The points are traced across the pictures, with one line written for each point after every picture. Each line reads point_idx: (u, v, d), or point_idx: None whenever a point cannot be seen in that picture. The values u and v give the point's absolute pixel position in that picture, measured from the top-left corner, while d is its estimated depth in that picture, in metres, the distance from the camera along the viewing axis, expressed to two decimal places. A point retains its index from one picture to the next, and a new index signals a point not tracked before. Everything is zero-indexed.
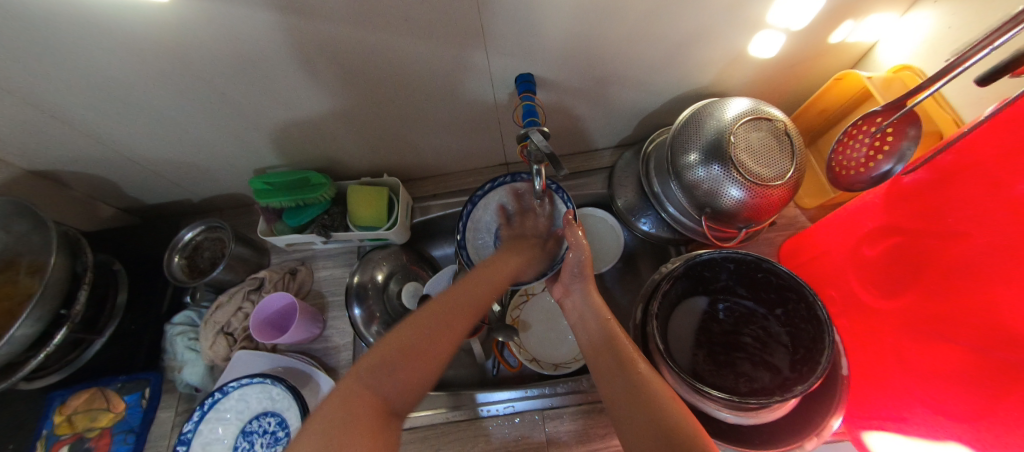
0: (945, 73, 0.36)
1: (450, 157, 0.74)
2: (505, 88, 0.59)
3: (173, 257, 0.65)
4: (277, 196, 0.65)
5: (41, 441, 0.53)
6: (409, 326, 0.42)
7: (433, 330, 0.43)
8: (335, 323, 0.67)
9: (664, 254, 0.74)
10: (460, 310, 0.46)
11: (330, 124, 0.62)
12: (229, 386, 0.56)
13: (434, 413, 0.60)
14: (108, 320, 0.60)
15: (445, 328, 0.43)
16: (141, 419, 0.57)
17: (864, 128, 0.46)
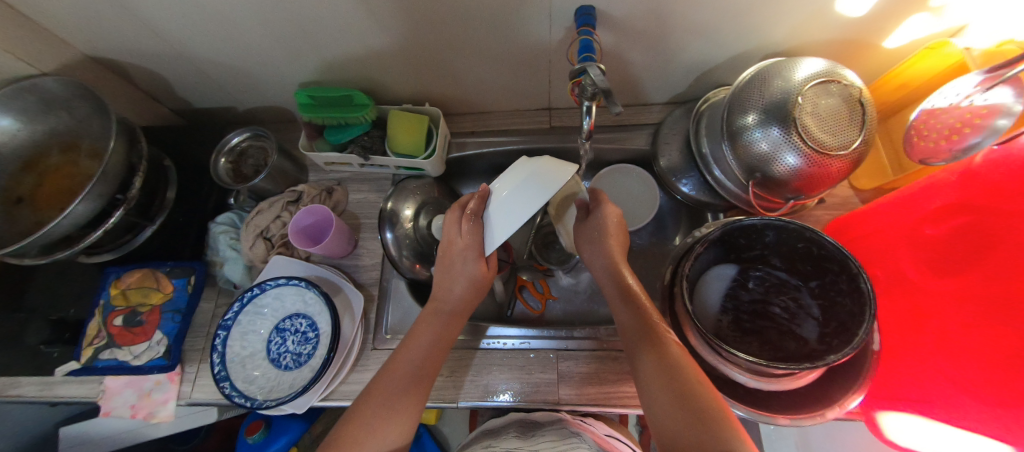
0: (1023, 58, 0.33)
1: (493, 94, 0.72)
2: (563, 23, 0.56)
3: (220, 159, 0.67)
4: (321, 112, 0.66)
5: (99, 308, 0.58)
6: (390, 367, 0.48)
7: (416, 377, 0.47)
8: (366, 243, 0.69)
9: (699, 218, 0.73)
10: (436, 345, 0.50)
11: (379, 46, 0.61)
12: (267, 283, 0.59)
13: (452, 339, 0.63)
14: (159, 210, 0.63)
15: (425, 359, 0.49)
16: (186, 302, 0.60)
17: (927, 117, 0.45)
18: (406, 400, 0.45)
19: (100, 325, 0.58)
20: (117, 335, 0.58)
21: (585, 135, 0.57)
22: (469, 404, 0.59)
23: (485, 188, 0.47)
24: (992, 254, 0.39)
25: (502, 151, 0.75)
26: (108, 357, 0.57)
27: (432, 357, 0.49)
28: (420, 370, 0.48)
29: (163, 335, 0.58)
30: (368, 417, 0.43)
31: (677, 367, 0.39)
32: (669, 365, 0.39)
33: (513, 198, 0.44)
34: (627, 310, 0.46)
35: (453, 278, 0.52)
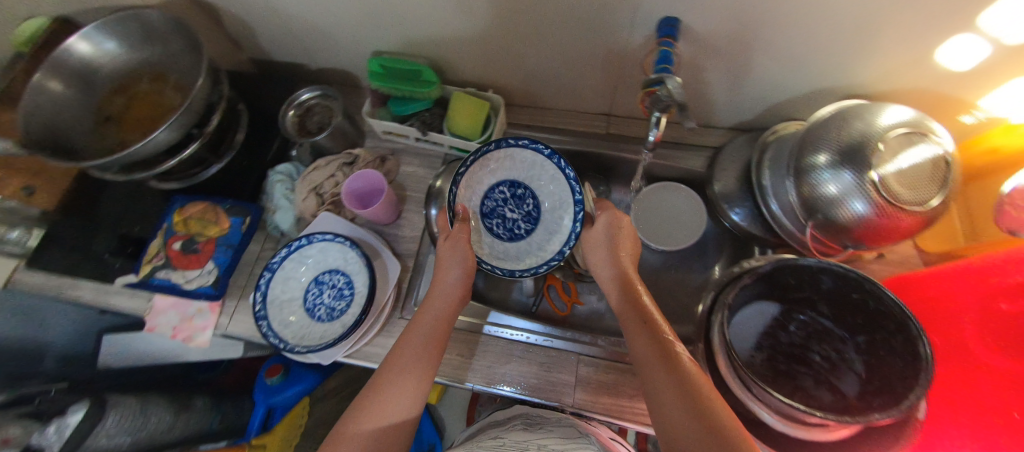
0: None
1: (556, 91, 0.72)
2: (644, 31, 0.55)
3: (288, 111, 0.70)
4: (390, 82, 0.68)
5: (162, 231, 0.63)
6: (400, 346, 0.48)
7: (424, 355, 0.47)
8: (409, 215, 0.71)
9: (744, 250, 0.71)
10: (440, 324, 0.51)
11: (458, 28, 0.62)
12: (314, 236, 0.61)
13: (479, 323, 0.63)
14: (227, 150, 0.66)
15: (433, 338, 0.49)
16: (239, 239, 0.63)
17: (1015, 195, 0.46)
18: (414, 382, 0.45)
19: (160, 246, 0.62)
20: (173, 258, 0.61)
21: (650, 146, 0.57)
22: (484, 388, 0.60)
23: (461, 211, 0.59)
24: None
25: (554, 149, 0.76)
26: (162, 277, 0.61)
27: (438, 337, 0.50)
28: (428, 348, 0.48)
29: (214, 266, 0.62)
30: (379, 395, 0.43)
31: (685, 378, 0.38)
32: (678, 378, 0.38)
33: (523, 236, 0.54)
34: (638, 325, 0.46)
35: (448, 267, 0.54)
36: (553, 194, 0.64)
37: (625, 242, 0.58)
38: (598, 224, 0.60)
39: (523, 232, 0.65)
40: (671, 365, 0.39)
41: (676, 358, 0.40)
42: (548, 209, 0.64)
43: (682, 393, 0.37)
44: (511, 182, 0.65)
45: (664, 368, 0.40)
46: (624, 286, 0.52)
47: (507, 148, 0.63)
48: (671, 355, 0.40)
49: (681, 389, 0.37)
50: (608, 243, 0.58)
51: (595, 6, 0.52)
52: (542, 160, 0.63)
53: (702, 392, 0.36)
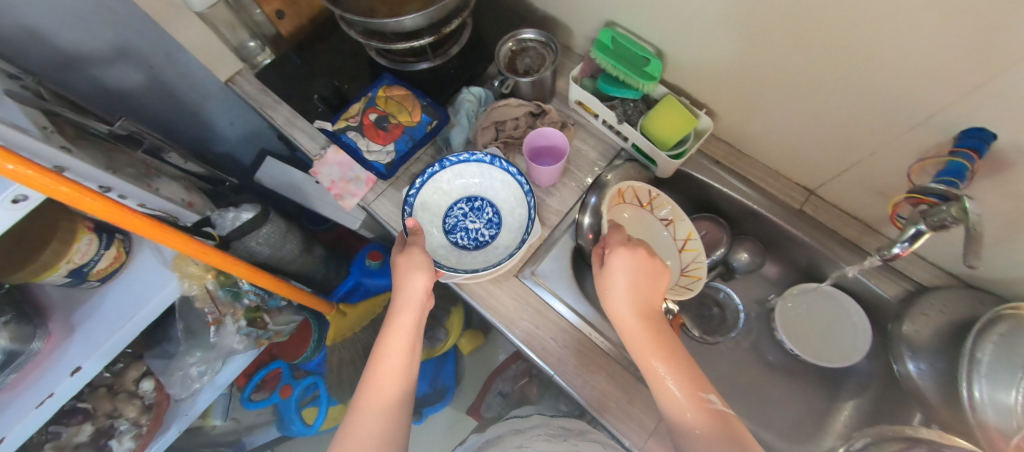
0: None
1: (770, 142, 0.64)
2: (939, 133, 0.45)
3: (507, 44, 0.71)
4: (613, 58, 0.65)
5: (366, 98, 0.68)
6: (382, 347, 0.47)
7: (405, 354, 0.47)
8: (562, 188, 0.68)
9: (900, 406, 0.60)
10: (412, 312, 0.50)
11: (713, 39, 0.56)
12: (500, 161, 0.62)
13: (582, 318, 0.61)
14: (440, 55, 0.70)
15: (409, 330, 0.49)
16: (420, 135, 0.67)
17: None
18: (398, 402, 0.44)
19: (359, 110, 0.67)
20: (364, 126, 0.67)
21: (889, 256, 0.49)
22: (562, 382, 0.58)
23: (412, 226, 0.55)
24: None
25: (732, 197, 0.69)
26: (350, 137, 0.66)
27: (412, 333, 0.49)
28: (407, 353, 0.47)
29: (393, 151, 0.66)
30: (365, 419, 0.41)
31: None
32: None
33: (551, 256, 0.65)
34: (680, 376, 0.41)
35: (410, 264, 0.51)
36: (510, 200, 0.64)
37: (655, 277, 0.48)
38: (614, 260, 0.48)
39: (487, 238, 0.64)
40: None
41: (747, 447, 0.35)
42: (507, 213, 0.64)
43: None
44: (470, 196, 0.64)
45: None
46: (662, 336, 0.44)
47: (451, 168, 0.63)
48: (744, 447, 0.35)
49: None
50: (632, 277, 0.47)
51: (899, 89, 0.44)
52: (490, 168, 0.63)
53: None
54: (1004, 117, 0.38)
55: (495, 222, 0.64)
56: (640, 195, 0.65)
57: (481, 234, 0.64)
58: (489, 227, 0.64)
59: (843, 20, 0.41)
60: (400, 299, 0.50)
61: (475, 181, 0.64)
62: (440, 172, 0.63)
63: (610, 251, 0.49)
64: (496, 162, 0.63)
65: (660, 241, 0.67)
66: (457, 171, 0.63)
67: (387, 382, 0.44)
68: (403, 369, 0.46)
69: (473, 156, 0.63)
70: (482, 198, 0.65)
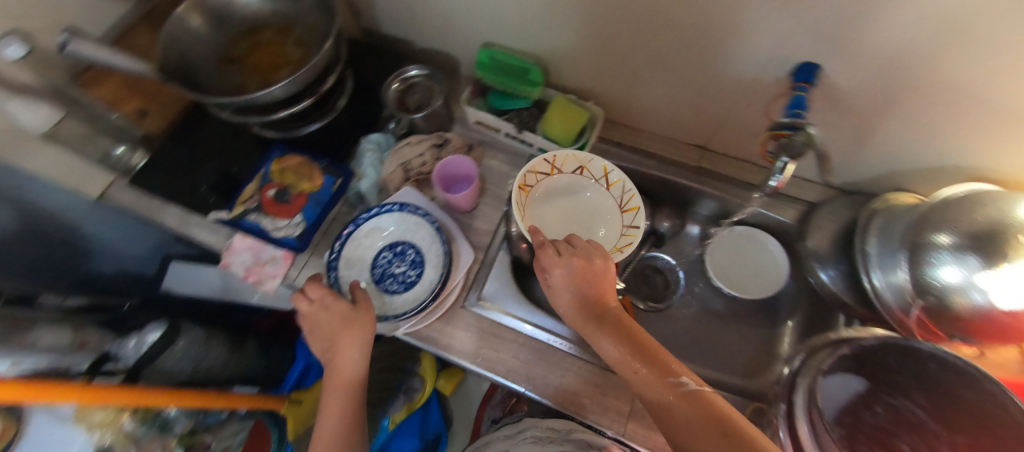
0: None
1: (656, 115, 0.70)
2: (779, 73, 0.53)
3: (392, 84, 0.71)
4: (496, 75, 0.69)
5: (259, 176, 0.65)
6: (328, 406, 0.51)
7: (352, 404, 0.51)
8: (485, 208, 0.70)
9: (825, 316, 0.67)
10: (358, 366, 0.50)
11: (578, 33, 0.60)
12: (407, 206, 0.61)
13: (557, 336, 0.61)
14: (327, 111, 0.69)
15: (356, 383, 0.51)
16: (328, 198, 0.65)
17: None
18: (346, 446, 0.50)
19: (255, 190, 0.64)
20: (266, 204, 0.63)
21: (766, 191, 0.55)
22: (535, 396, 0.58)
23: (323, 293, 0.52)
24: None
25: (640, 172, 0.74)
26: (252, 220, 0.63)
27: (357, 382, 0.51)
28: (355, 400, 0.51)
29: (301, 220, 0.63)
30: None
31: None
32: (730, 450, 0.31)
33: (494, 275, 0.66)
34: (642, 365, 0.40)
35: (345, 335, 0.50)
36: (428, 237, 0.62)
37: (597, 277, 0.46)
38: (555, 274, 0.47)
39: (415, 278, 0.60)
40: (717, 434, 0.33)
41: (718, 423, 0.34)
42: (428, 250, 0.61)
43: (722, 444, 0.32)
44: (390, 243, 0.62)
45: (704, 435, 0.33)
46: (617, 329, 0.43)
47: (366, 223, 0.61)
48: (715, 425, 0.34)
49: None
50: (574, 286, 0.46)
51: (733, 43, 0.51)
52: (403, 214, 0.62)
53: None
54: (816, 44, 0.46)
55: (421, 263, 0.61)
56: (541, 172, 0.62)
57: (405, 275, 0.60)
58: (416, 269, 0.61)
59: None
60: (337, 357, 0.50)
61: (392, 230, 0.62)
62: (356, 229, 0.61)
63: (546, 273, 0.48)
64: (404, 208, 0.62)
65: (588, 203, 0.64)
66: (372, 225, 0.62)
67: (332, 417, 0.50)
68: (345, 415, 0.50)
69: (380, 207, 0.62)
70: (404, 242, 0.62)
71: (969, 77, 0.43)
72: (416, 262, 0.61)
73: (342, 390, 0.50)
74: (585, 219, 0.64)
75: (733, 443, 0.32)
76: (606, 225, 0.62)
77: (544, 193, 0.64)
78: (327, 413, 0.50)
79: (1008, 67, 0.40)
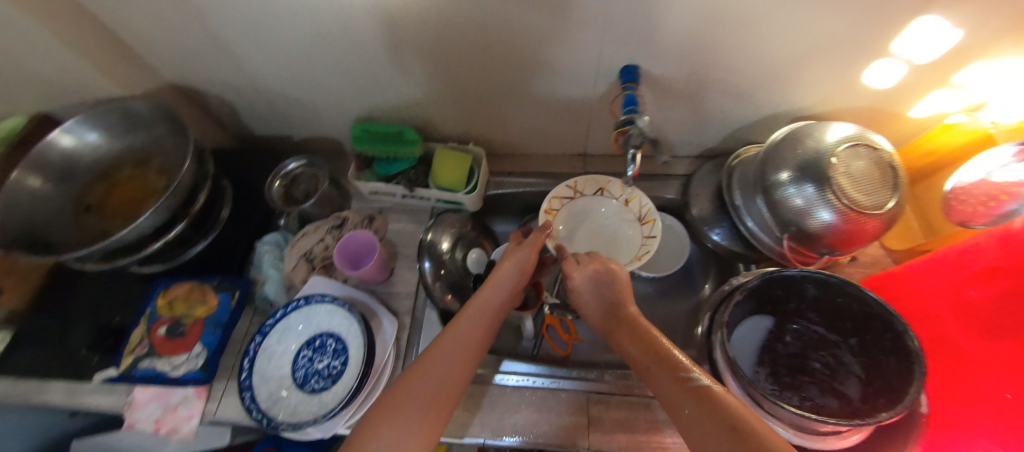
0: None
1: (532, 139, 0.77)
2: (608, 78, 0.61)
3: (275, 182, 0.71)
4: (374, 145, 0.71)
5: (145, 317, 0.60)
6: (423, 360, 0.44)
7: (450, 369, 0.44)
8: (400, 271, 0.70)
9: (730, 270, 0.73)
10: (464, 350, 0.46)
11: (438, 88, 0.66)
12: (314, 296, 0.60)
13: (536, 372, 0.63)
14: (212, 226, 0.67)
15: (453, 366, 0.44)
16: (227, 316, 0.61)
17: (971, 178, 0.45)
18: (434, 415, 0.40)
19: (144, 332, 0.59)
20: (158, 344, 0.59)
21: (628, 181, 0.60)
22: (497, 442, 0.57)
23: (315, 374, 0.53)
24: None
25: (538, 192, 0.79)
26: (146, 366, 0.58)
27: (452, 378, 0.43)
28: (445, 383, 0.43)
29: (202, 348, 0.59)
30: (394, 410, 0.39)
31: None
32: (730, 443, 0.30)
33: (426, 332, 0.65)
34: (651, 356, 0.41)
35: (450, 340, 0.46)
36: (342, 321, 0.59)
37: (614, 281, 0.52)
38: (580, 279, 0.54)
39: (340, 366, 0.57)
40: (720, 425, 0.32)
41: (725, 416, 0.32)
42: (346, 333, 0.59)
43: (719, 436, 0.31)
44: (306, 340, 0.59)
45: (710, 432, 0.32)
46: (633, 328, 0.46)
47: (275, 328, 0.59)
48: (721, 419, 0.32)
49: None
50: (595, 290, 0.53)
51: (559, 61, 0.58)
52: (311, 308, 0.60)
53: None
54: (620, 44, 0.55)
55: (344, 348, 0.58)
56: (564, 196, 0.72)
57: (331, 366, 0.57)
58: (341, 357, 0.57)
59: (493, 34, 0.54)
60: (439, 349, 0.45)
61: (304, 327, 0.59)
62: (266, 339, 0.58)
63: (570, 281, 0.55)
64: (311, 298, 0.60)
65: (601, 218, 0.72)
66: (282, 329, 0.59)
67: (425, 371, 0.42)
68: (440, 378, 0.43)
69: (289, 305, 0.60)
70: (321, 333, 0.59)
71: (735, 41, 0.53)
72: (336, 350, 0.58)
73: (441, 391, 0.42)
74: (608, 235, 0.71)
75: (735, 436, 0.30)
76: (625, 236, 0.70)
77: (565, 219, 0.72)
78: (413, 418, 0.39)
79: (752, 24, 0.50)
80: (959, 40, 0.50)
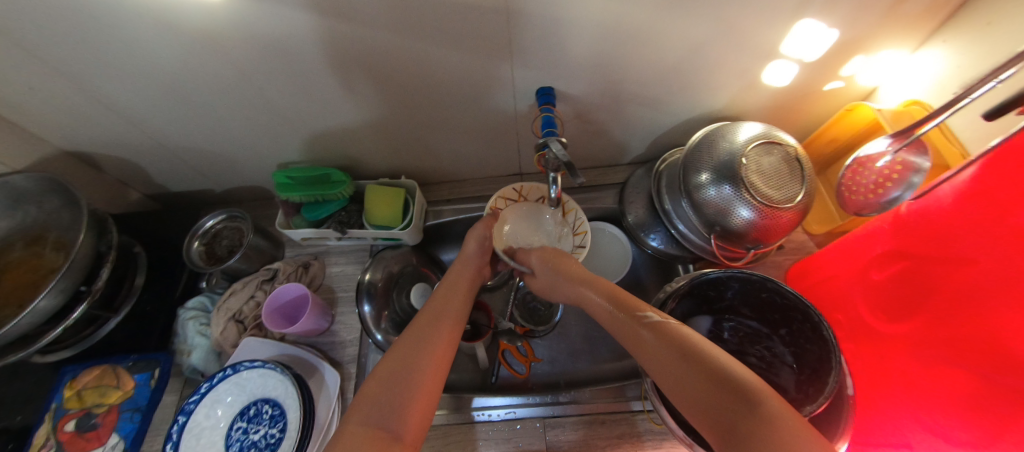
0: (950, 104, 0.36)
1: (466, 163, 0.76)
2: (526, 100, 0.62)
3: (193, 243, 0.67)
4: (299, 190, 0.67)
5: (50, 413, 0.54)
6: (403, 343, 0.45)
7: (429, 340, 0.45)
8: (343, 318, 0.68)
9: (671, 270, 0.75)
10: (446, 322, 0.49)
11: (358, 124, 0.65)
12: (241, 364, 0.54)
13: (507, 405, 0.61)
14: (125, 299, 0.61)
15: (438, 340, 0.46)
16: (148, 398, 0.57)
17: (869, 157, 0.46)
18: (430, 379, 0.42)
19: (49, 432, 0.53)
20: (67, 442, 0.53)
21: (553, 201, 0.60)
22: None
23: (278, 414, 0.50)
24: (935, 291, 0.39)
25: (479, 216, 0.78)
26: None
27: (440, 346, 0.45)
28: (437, 351, 0.45)
29: (119, 439, 0.54)
30: (383, 386, 0.40)
31: (713, 392, 0.33)
32: (708, 383, 0.34)
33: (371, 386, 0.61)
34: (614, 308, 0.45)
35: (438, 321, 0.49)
36: (279, 385, 0.54)
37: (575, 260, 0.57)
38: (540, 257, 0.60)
39: (277, 437, 0.52)
40: (688, 362, 0.36)
41: (695, 353, 0.36)
42: (284, 399, 0.54)
43: (673, 353, 0.37)
44: (240, 412, 0.54)
45: (692, 369, 0.35)
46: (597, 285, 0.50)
47: (202, 404, 0.52)
48: (691, 356, 0.36)
49: (715, 409, 0.32)
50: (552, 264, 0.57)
51: (473, 87, 0.58)
52: (241, 377, 0.55)
53: (741, 403, 0.31)
54: (530, 66, 0.55)
55: (283, 416, 0.53)
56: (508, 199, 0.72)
57: (268, 439, 0.52)
58: (280, 427, 0.52)
59: (400, 64, 0.53)
60: (428, 324, 0.48)
61: (235, 399, 0.54)
62: (193, 418, 0.52)
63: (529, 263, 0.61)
64: (240, 368, 0.54)
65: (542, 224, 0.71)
66: (213, 404, 0.53)
67: (412, 342, 0.45)
68: (431, 345, 0.45)
69: (215, 375, 0.54)
70: (257, 402, 0.54)
71: (637, 55, 0.55)
72: (273, 420, 0.53)
73: (430, 374, 0.42)
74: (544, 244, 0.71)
75: (709, 371, 0.34)
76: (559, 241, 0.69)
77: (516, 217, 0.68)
78: (400, 402, 0.39)
79: (648, 37, 0.52)
80: (840, 36, 0.54)
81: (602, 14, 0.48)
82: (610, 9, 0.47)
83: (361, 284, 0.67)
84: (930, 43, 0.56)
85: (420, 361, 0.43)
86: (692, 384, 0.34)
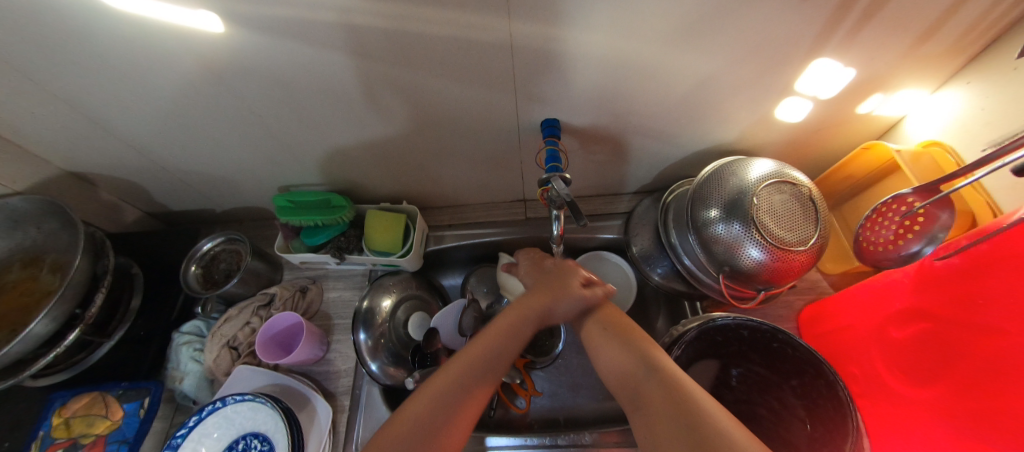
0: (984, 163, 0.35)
1: (468, 189, 0.75)
2: (531, 130, 0.61)
3: (190, 266, 0.66)
4: (298, 215, 0.66)
5: (37, 441, 0.53)
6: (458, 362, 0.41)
7: (486, 356, 0.42)
8: (339, 346, 0.66)
9: (676, 305, 0.73)
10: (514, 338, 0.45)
11: (360, 150, 0.64)
12: (230, 396, 0.53)
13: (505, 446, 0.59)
14: (119, 324, 0.61)
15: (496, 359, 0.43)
16: (136, 430, 0.55)
17: (894, 206, 0.44)
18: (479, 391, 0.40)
19: None
20: None
21: (556, 238, 0.58)
22: None
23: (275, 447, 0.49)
24: (965, 356, 0.37)
25: (480, 243, 0.77)
26: None
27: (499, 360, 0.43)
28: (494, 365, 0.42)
29: None
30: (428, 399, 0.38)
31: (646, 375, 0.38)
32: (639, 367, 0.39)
33: (366, 421, 0.59)
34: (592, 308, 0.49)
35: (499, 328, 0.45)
36: (270, 418, 0.53)
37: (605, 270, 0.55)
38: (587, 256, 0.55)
39: None
40: (633, 352, 0.41)
41: (642, 347, 0.41)
42: (274, 433, 0.52)
43: (622, 346, 0.42)
44: (229, 446, 0.52)
45: (625, 355, 0.41)
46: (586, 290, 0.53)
47: (190, 438, 0.51)
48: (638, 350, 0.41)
49: (633, 382, 0.38)
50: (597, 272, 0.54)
51: (476, 118, 0.57)
52: (230, 410, 0.54)
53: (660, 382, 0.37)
54: (535, 100, 0.54)
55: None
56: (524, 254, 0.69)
57: None
58: None
59: (404, 97, 0.53)
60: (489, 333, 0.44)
61: (223, 433, 0.53)
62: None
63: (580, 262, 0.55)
64: (229, 400, 0.53)
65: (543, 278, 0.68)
66: (201, 437, 0.52)
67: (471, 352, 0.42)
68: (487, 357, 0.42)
69: (206, 407, 0.53)
70: (246, 436, 0.53)
71: (645, 91, 0.54)
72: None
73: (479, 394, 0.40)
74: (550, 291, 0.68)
75: (648, 360, 0.39)
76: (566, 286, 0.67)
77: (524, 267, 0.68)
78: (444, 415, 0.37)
79: (657, 73, 0.51)
80: (857, 75, 0.52)
81: (609, 50, 0.46)
82: (617, 45, 0.46)
83: (359, 313, 0.66)
84: (950, 84, 0.54)
85: (477, 381, 0.40)
86: (623, 368, 0.40)
